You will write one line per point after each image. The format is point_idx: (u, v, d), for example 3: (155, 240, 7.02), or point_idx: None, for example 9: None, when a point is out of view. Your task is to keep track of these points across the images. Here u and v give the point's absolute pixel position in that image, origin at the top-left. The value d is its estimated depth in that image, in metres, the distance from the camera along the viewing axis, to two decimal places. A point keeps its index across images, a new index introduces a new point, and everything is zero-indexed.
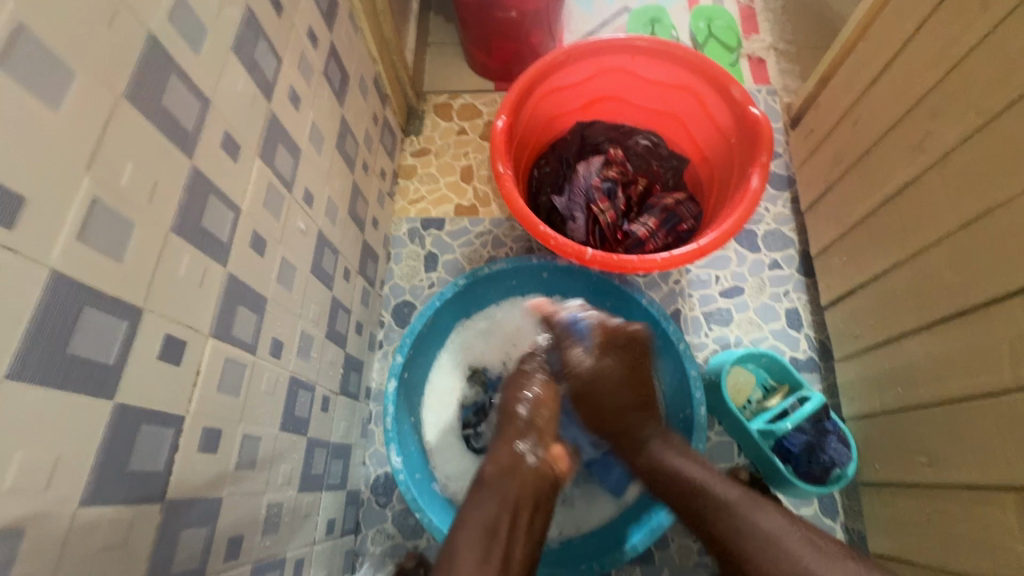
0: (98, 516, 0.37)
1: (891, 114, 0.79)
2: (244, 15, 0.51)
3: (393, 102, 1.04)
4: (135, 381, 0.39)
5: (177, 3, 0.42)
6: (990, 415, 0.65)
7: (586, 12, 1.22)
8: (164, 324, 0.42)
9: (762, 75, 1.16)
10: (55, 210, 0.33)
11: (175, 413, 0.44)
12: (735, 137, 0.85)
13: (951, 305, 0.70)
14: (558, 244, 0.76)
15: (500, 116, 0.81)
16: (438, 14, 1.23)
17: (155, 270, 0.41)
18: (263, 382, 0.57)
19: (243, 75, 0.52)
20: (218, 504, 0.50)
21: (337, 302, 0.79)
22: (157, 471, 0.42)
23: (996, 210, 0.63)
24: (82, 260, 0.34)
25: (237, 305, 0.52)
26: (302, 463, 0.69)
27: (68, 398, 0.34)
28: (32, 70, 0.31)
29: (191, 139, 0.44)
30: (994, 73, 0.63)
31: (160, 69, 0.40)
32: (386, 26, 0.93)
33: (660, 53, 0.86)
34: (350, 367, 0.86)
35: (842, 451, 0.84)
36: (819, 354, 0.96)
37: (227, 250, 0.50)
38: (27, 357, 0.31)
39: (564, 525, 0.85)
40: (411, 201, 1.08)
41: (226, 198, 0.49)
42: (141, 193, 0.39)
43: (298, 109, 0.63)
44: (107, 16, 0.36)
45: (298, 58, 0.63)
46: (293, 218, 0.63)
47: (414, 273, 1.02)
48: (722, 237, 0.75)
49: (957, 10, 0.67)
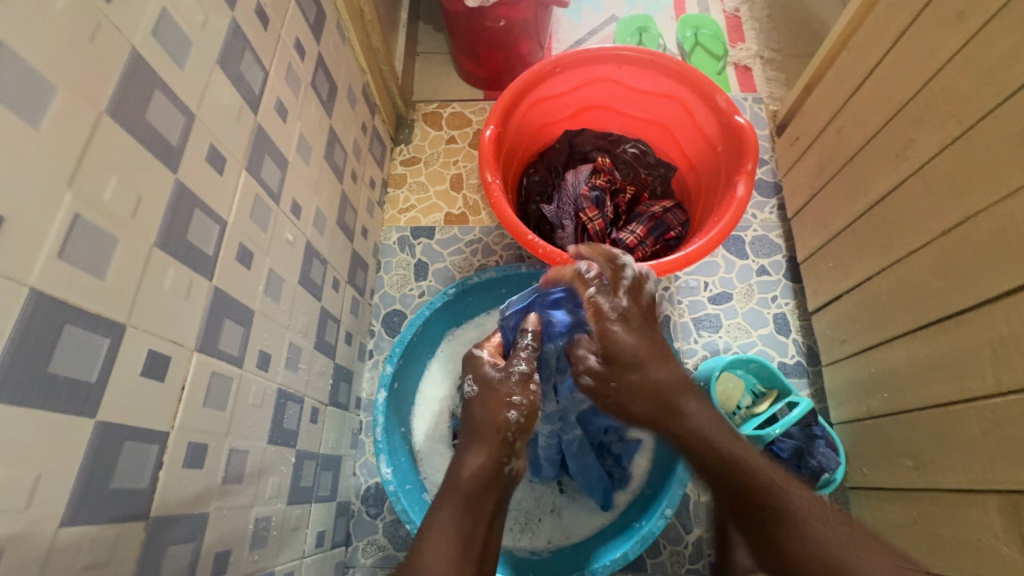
0: (80, 535, 0.36)
1: (874, 122, 0.80)
2: (230, 28, 0.51)
3: (382, 111, 1.04)
4: (118, 397, 0.39)
5: (161, 17, 0.42)
6: (975, 419, 0.66)
7: (575, 21, 1.23)
8: (148, 339, 0.42)
9: (748, 83, 1.17)
10: (36, 228, 0.32)
11: (160, 429, 0.43)
12: (721, 146, 0.86)
13: (934, 311, 0.71)
14: (546, 253, 0.76)
15: (488, 125, 0.81)
16: (427, 23, 1.24)
17: (139, 285, 0.41)
18: (250, 395, 0.57)
19: (229, 87, 0.52)
20: (204, 519, 0.50)
21: (326, 312, 0.79)
22: (141, 488, 0.42)
23: (976, 217, 0.64)
24: (64, 277, 0.34)
25: (223, 318, 0.52)
26: (291, 475, 0.68)
27: (49, 417, 0.34)
28: (11, 88, 0.31)
29: (175, 153, 0.44)
30: (973, 82, 0.64)
31: (143, 83, 0.40)
32: (374, 36, 0.93)
33: (647, 63, 0.86)
34: (340, 378, 0.85)
35: (831, 456, 0.85)
36: (807, 360, 0.97)
37: (213, 263, 0.49)
38: (7, 377, 0.31)
39: (553, 535, 0.84)
40: (401, 209, 1.08)
41: (211, 210, 0.49)
42: (125, 208, 0.39)
43: (285, 120, 0.63)
44: (89, 32, 0.35)
45: (285, 69, 0.63)
46: (281, 229, 0.63)
47: (404, 282, 1.02)
48: (709, 245, 0.75)
49: (936, 20, 0.68)
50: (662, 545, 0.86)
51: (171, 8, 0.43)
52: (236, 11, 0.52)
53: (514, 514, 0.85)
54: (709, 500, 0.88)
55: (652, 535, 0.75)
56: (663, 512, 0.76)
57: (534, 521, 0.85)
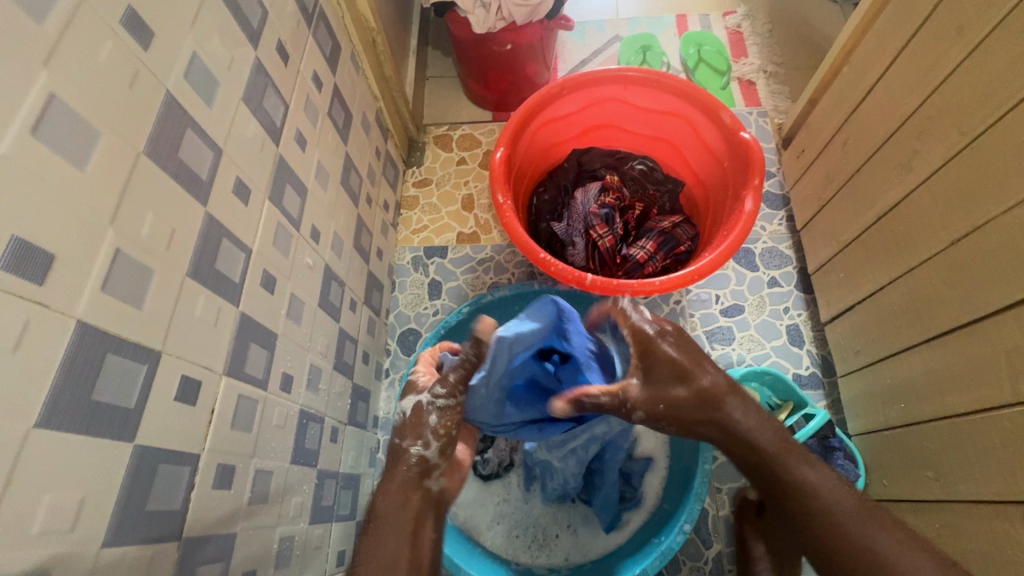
0: (120, 555, 0.38)
1: (878, 135, 0.81)
2: (254, 65, 0.54)
3: (394, 135, 1.07)
4: (153, 421, 0.41)
5: (192, 60, 0.44)
6: (994, 428, 0.66)
7: (579, 42, 1.26)
8: (180, 365, 0.43)
9: (752, 97, 1.19)
10: (84, 264, 0.35)
11: (191, 452, 0.45)
12: (727, 161, 0.87)
13: (947, 320, 0.72)
14: (558, 270, 0.78)
15: (498, 148, 0.83)
16: (436, 49, 1.27)
17: (172, 313, 0.42)
18: (273, 417, 0.58)
19: (252, 121, 0.54)
20: (231, 539, 0.51)
21: (344, 333, 0.80)
22: (175, 509, 0.43)
23: (983, 227, 0.65)
24: (107, 310, 0.36)
25: (248, 342, 0.53)
26: (313, 495, 0.69)
27: (94, 440, 0.36)
28: (62, 138, 0.33)
29: (205, 185, 0.46)
30: (975, 95, 0.65)
31: (177, 123, 0.43)
32: (387, 65, 0.96)
33: (652, 83, 0.88)
34: (358, 397, 0.87)
35: (850, 468, 0.84)
36: (822, 370, 0.97)
37: (238, 289, 0.51)
38: (54, 406, 0.33)
39: (570, 552, 0.85)
40: (414, 230, 1.10)
41: (237, 240, 0.51)
42: (160, 241, 0.41)
43: (304, 149, 0.66)
44: (129, 79, 0.38)
45: (304, 100, 0.65)
46: (301, 253, 0.65)
47: (418, 301, 1.04)
48: (720, 259, 0.76)
49: (934, 36, 0.70)
50: (681, 561, 0.87)
51: (200, 51, 0.45)
52: (259, 50, 0.55)
53: (531, 531, 0.86)
54: (728, 514, 0.89)
55: (671, 551, 0.76)
56: (681, 527, 0.77)
57: (552, 538, 0.86)
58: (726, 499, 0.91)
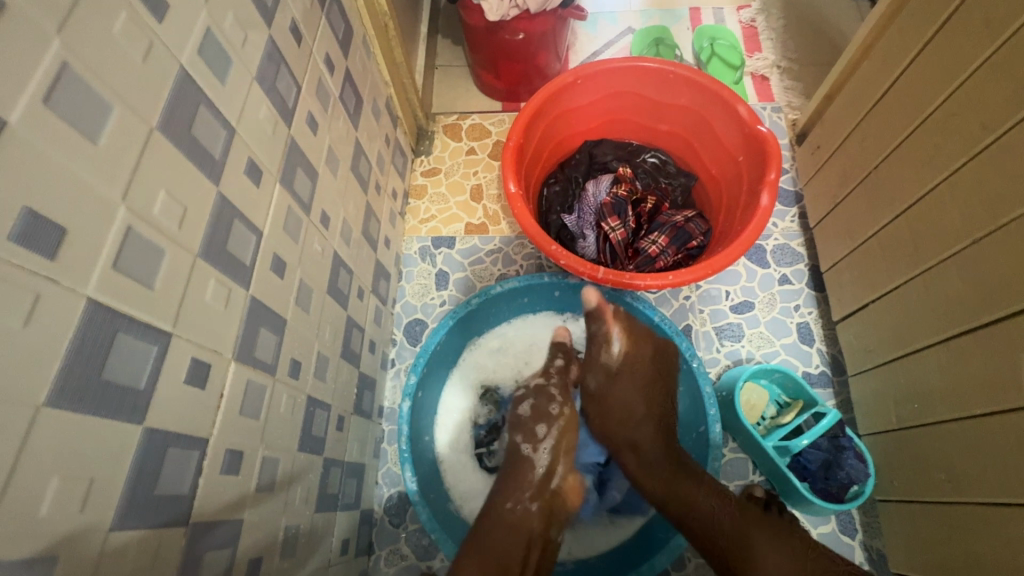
0: (128, 540, 0.37)
1: (899, 132, 0.79)
2: (268, 45, 0.53)
3: (404, 124, 1.06)
4: (163, 405, 0.40)
5: (207, 36, 0.43)
6: (1011, 431, 0.64)
7: (591, 33, 1.24)
8: (191, 349, 0.42)
9: (765, 93, 1.18)
10: (95, 242, 0.34)
11: (200, 436, 0.44)
12: (742, 155, 0.86)
13: (966, 321, 0.70)
14: (570, 262, 0.76)
15: (511, 136, 0.82)
16: (446, 37, 1.26)
17: (183, 296, 0.41)
18: (282, 403, 0.58)
19: (265, 101, 0.53)
20: (240, 526, 0.50)
21: (352, 321, 0.80)
22: (183, 494, 0.42)
23: (1007, 226, 0.64)
24: (115, 287, 0.35)
25: (258, 327, 0.52)
26: (319, 483, 0.69)
27: (102, 422, 0.35)
28: (69, 107, 0.32)
29: (217, 165, 0.45)
30: (1000, 89, 0.63)
31: (191, 99, 0.42)
32: (397, 51, 0.95)
33: (668, 74, 0.87)
34: (364, 386, 0.86)
35: (859, 468, 0.83)
36: (832, 369, 0.97)
37: (249, 272, 0.50)
38: (64, 385, 0.32)
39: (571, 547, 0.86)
40: (422, 220, 1.09)
41: (248, 222, 0.50)
42: (172, 219, 0.40)
43: (315, 133, 0.65)
44: (143, 52, 0.37)
45: (316, 83, 0.64)
46: (311, 239, 0.65)
47: (425, 291, 1.03)
48: (734, 253, 0.75)
49: (962, 30, 0.68)
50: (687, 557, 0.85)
51: (215, 28, 0.44)
52: (273, 29, 0.53)
53: None
54: None
55: (680, 547, 0.76)
56: None
57: None
58: (734, 496, 0.90)
